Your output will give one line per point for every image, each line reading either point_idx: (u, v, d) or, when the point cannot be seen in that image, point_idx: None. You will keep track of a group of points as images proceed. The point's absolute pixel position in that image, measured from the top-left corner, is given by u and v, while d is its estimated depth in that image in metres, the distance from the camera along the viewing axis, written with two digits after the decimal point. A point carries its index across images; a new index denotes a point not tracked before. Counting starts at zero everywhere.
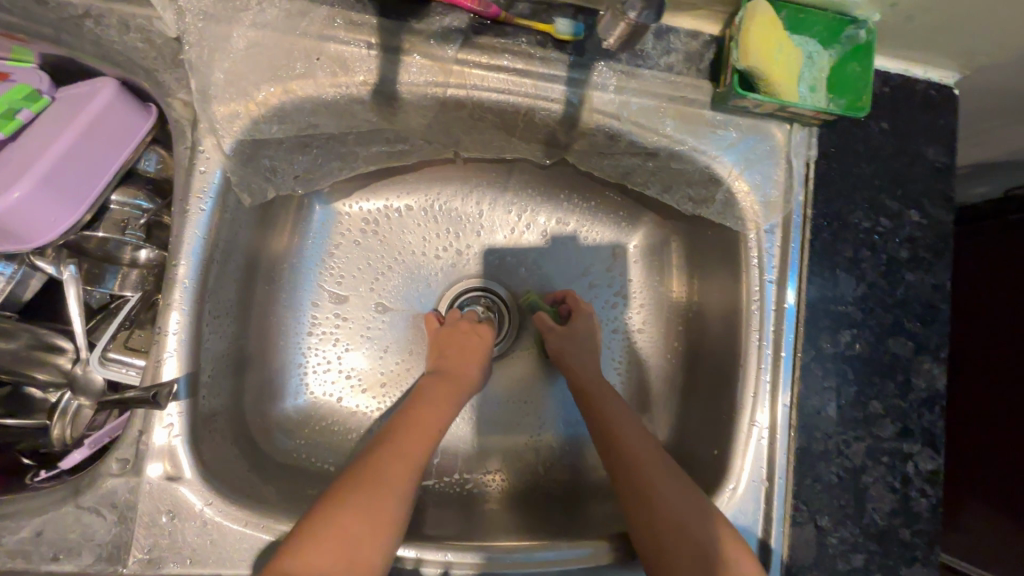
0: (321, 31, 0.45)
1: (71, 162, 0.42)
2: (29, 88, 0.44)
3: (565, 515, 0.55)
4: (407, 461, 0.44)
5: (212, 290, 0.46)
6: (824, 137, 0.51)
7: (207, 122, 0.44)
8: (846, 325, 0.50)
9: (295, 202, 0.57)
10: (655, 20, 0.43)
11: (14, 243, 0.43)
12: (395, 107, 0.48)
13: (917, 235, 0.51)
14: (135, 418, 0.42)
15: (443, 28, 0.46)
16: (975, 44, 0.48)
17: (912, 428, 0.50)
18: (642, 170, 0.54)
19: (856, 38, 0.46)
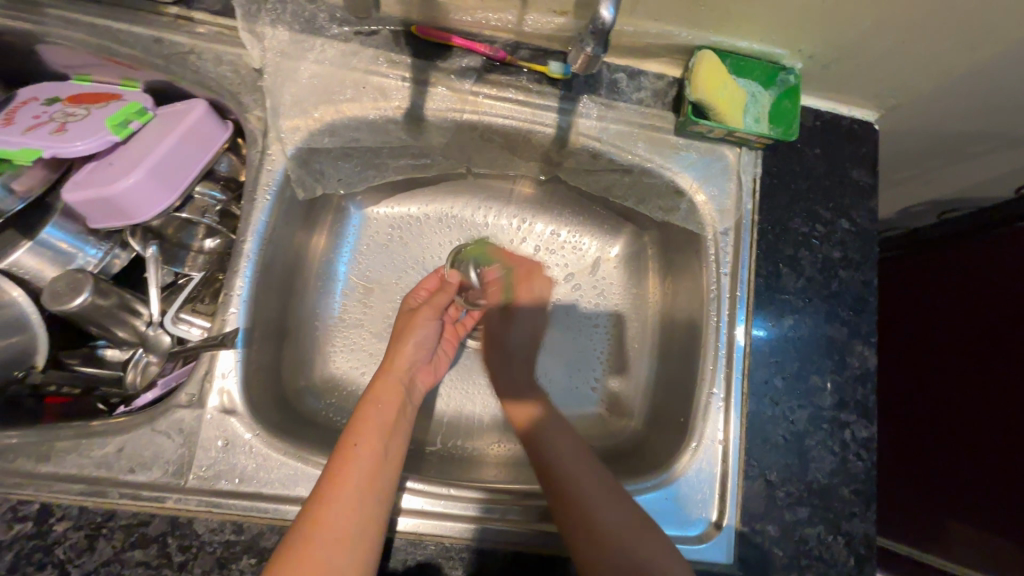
0: (368, 67, 0.58)
1: (170, 158, 0.54)
2: (139, 105, 0.57)
3: None
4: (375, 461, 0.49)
5: (267, 265, 0.57)
6: (767, 159, 0.63)
7: (275, 133, 0.57)
8: (789, 311, 0.60)
9: (336, 205, 0.69)
10: (603, 50, 0.45)
11: (122, 220, 0.54)
12: (422, 127, 0.60)
13: (848, 240, 0.62)
14: (202, 362, 0.52)
15: (461, 67, 0.59)
16: (882, 88, 0.61)
17: (848, 400, 0.59)
18: (620, 185, 0.65)
19: (787, 82, 0.59)
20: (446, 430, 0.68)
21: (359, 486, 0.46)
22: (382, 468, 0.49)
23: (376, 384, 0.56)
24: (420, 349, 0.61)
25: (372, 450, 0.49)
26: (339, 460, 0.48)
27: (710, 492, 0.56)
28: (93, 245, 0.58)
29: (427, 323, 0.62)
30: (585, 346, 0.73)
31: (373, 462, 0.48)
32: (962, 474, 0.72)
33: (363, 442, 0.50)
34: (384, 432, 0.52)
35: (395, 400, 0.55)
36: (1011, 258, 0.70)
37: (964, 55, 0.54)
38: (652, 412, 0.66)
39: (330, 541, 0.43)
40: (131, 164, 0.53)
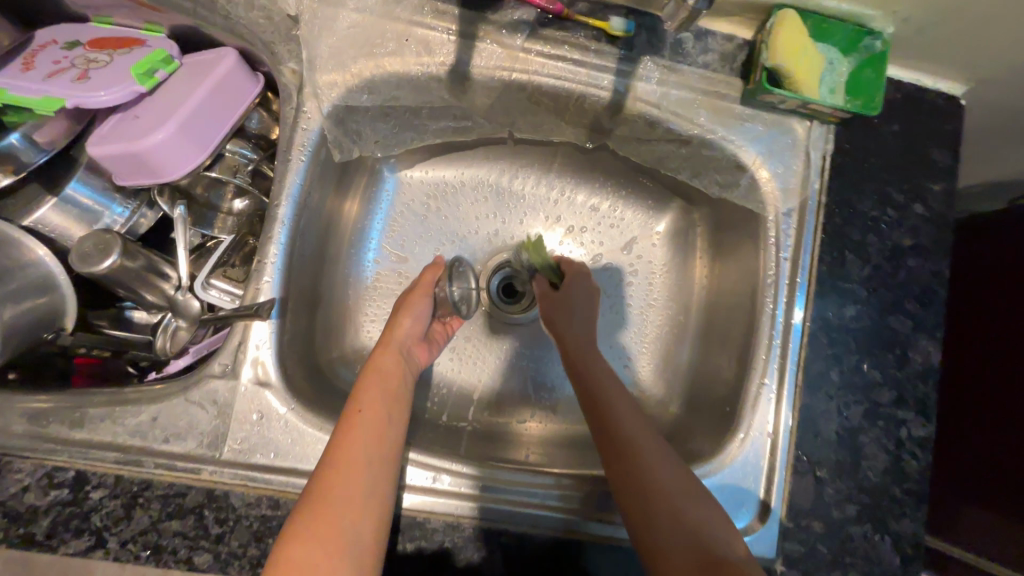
0: (412, 17, 0.53)
1: (200, 113, 0.50)
2: (164, 52, 0.53)
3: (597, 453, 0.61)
4: (380, 427, 0.47)
5: (302, 231, 0.54)
6: (839, 134, 0.58)
7: (310, 88, 0.53)
8: (852, 300, 0.56)
9: (370, 168, 0.65)
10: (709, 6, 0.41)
11: (150, 178, 0.51)
12: (466, 86, 0.56)
13: (920, 227, 0.58)
14: (236, 331, 0.50)
15: (513, 20, 0.53)
16: (977, 59, 0.55)
17: (907, 397, 0.56)
18: (675, 156, 0.60)
19: (873, 49, 0.53)
20: (476, 408, 0.67)
21: (366, 452, 0.45)
22: (388, 437, 0.47)
23: (374, 359, 0.54)
24: (416, 325, 0.58)
25: (377, 419, 0.47)
26: (346, 430, 0.46)
27: (754, 485, 0.54)
28: (120, 204, 0.56)
29: (420, 301, 0.59)
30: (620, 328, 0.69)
31: (377, 431, 0.46)
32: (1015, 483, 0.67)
33: (366, 408, 0.48)
34: (385, 401, 0.49)
35: (395, 371, 0.53)
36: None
37: None
38: (692, 398, 0.64)
39: (339, 514, 0.41)
40: (159, 117, 0.50)
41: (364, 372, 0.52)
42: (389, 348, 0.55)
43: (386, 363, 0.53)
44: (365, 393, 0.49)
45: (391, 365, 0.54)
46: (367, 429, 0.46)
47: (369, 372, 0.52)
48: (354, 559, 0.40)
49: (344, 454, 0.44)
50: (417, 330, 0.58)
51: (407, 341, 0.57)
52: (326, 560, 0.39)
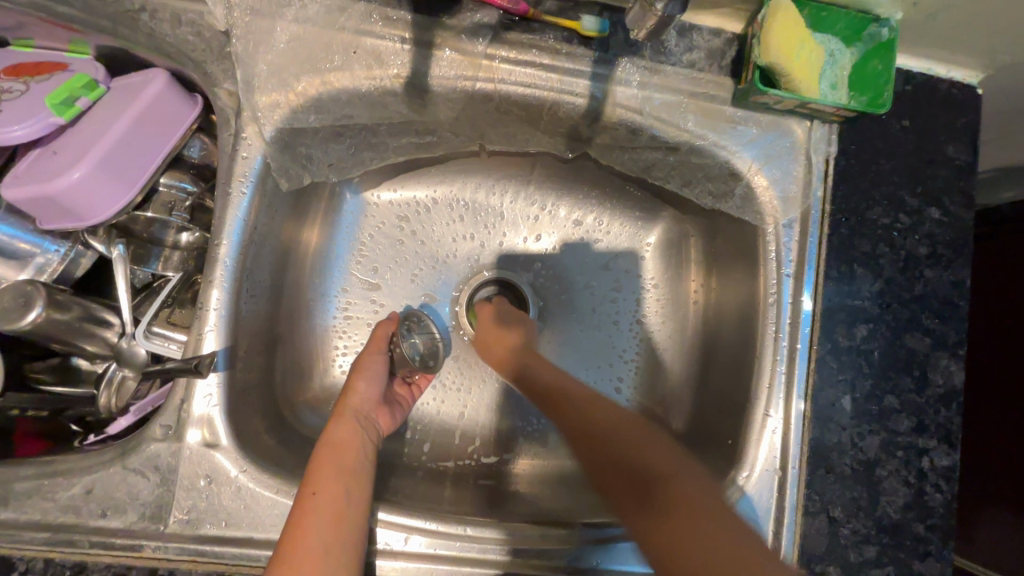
0: (358, 26, 0.47)
1: (125, 145, 0.45)
2: (87, 76, 0.48)
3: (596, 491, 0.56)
4: (339, 505, 0.43)
5: (251, 270, 0.49)
6: (843, 134, 0.52)
7: (250, 111, 0.47)
8: (862, 319, 0.51)
9: (330, 191, 0.60)
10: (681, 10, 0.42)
11: (73, 220, 0.46)
12: (426, 98, 0.50)
13: (936, 232, 0.52)
14: (178, 387, 0.45)
15: (473, 24, 0.48)
16: (994, 45, 0.49)
17: (927, 423, 0.50)
18: (662, 165, 0.55)
19: (879, 37, 0.47)
20: (458, 444, 0.62)
21: (322, 540, 0.41)
22: (347, 516, 0.43)
23: (330, 430, 0.49)
24: (373, 388, 0.54)
25: (334, 497, 0.43)
26: (296, 514, 0.42)
27: (763, 531, 0.48)
28: (53, 241, 0.50)
29: (375, 359, 0.55)
30: (609, 347, 0.64)
31: (335, 510, 0.42)
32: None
33: (321, 485, 0.43)
34: (343, 475, 0.45)
35: (352, 440, 0.48)
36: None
37: None
38: (692, 428, 0.58)
39: None
40: (77, 153, 0.44)
41: (320, 445, 0.48)
42: (344, 416, 0.51)
43: (343, 431, 0.49)
44: (319, 467, 0.45)
45: (348, 431, 0.49)
46: (323, 509, 0.42)
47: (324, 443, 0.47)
48: None
49: (299, 541, 0.41)
50: (376, 391, 0.54)
51: (363, 406, 0.53)
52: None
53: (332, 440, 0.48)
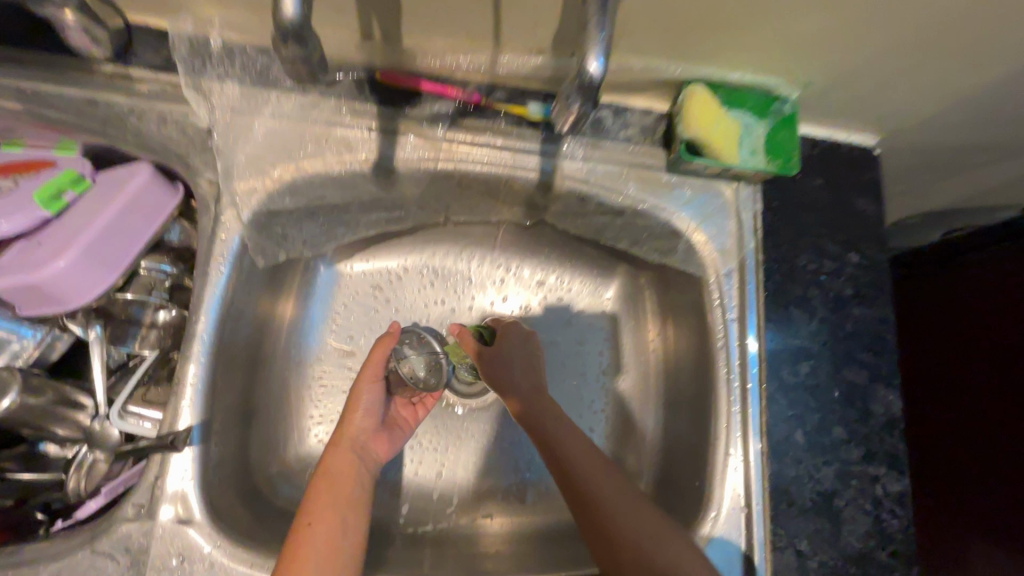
0: (330, 118, 0.53)
1: (110, 233, 0.48)
2: (76, 172, 0.51)
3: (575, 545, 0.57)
4: (333, 535, 0.46)
5: (227, 344, 0.51)
6: (768, 193, 0.58)
7: (229, 197, 0.51)
8: (804, 357, 0.55)
9: (306, 265, 0.63)
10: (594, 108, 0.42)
11: (53, 305, 0.48)
12: (393, 179, 0.55)
13: (858, 275, 0.58)
14: (152, 464, 0.46)
15: (432, 113, 0.54)
16: (880, 114, 0.57)
17: (875, 451, 0.54)
18: (612, 227, 0.60)
19: (782, 112, 0.55)
20: (436, 504, 0.62)
21: (317, 570, 0.43)
22: (340, 550, 0.46)
23: (324, 460, 0.52)
24: (368, 418, 0.56)
25: (330, 530, 0.46)
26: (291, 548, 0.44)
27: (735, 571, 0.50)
28: (29, 326, 0.51)
29: (369, 390, 0.57)
30: (578, 398, 0.67)
31: (330, 538, 0.46)
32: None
33: (319, 520, 0.47)
34: (338, 508, 0.48)
35: (346, 474, 0.51)
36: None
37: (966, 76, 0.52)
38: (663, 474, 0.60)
39: None
40: (62, 242, 0.47)
41: (314, 481, 0.50)
42: (340, 447, 0.54)
43: (338, 463, 0.52)
44: (314, 501, 0.48)
45: (343, 463, 0.52)
46: (320, 546, 0.45)
47: (319, 476, 0.50)
48: None
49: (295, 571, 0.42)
50: (372, 416, 0.57)
51: (360, 434, 0.55)
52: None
53: (327, 473, 0.51)
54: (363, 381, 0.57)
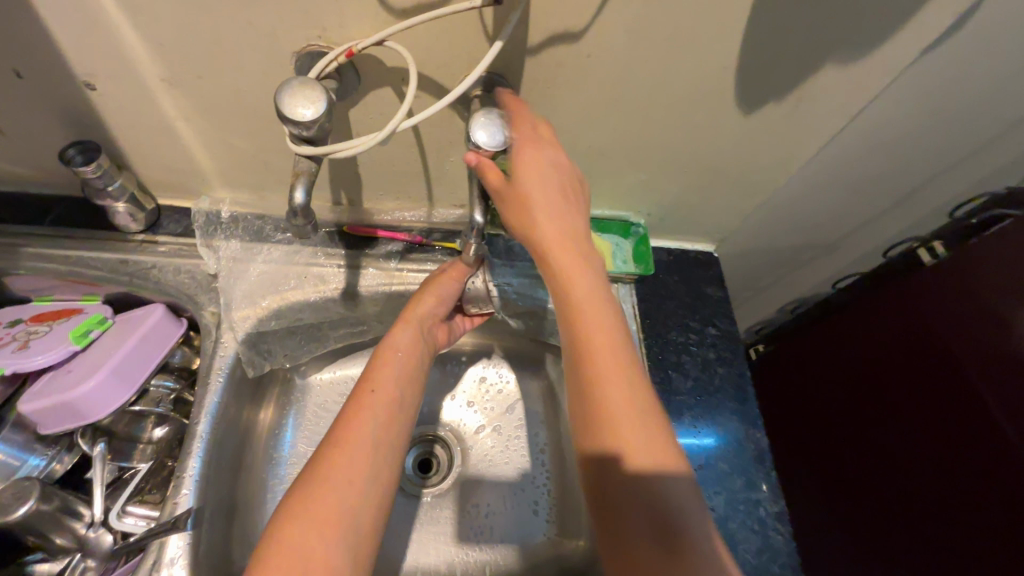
0: (308, 260, 0.70)
1: (130, 358, 0.61)
2: (101, 315, 0.65)
3: None
4: (388, 404, 0.57)
5: (219, 443, 0.62)
6: (640, 289, 0.79)
7: (227, 323, 0.66)
8: (686, 408, 0.71)
9: (283, 379, 0.76)
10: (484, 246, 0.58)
11: (75, 422, 0.58)
12: (357, 301, 0.72)
13: (717, 342, 0.77)
14: (150, 552, 0.54)
15: (387, 252, 0.73)
16: (706, 229, 0.82)
17: (755, 479, 0.68)
18: (530, 325, 0.79)
19: (638, 233, 0.78)
20: None
21: (374, 431, 0.54)
22: (395, 421, 0.56)
23: (393, 333, 0.63)
24: (436, 304, 0.66)
25: (386, 398, 0.57)
26: (355, 407, 0.55)
27: None
28: (37, 454, 0.60)
29: (443, 284, 0.67)
30: (524, 472, 0.79)
31: (386, 411, 0.56)
32: (915, 499, 0.82)
33: (379, 391, 0.57)
34: (396, 380, 0.59)
35: (409, 351, 0.62)
36: (915, 288, 0.83)
37: (750, 202, 0.77)
38: None
39: (344, 481, 0.49)
40: (92, 369, 0.59)
41: (380, 351, 0.61)
42: (409, 323, 0.64)
43: (404, 343, 0.62)
44: (374, 374, 0.59)
45: (408, 345, 0.63)
46: (377, 412, 0.55)
47: (383, 348, 0.62)
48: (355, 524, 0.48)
49: (352, 430, 0.53)
50: (438, 313, 0.67)
51: (427, 321, 0.66)
52: (332, 531, 0.46)
53: (394, 351, 0.61)
54: (438, 278, 0.67)
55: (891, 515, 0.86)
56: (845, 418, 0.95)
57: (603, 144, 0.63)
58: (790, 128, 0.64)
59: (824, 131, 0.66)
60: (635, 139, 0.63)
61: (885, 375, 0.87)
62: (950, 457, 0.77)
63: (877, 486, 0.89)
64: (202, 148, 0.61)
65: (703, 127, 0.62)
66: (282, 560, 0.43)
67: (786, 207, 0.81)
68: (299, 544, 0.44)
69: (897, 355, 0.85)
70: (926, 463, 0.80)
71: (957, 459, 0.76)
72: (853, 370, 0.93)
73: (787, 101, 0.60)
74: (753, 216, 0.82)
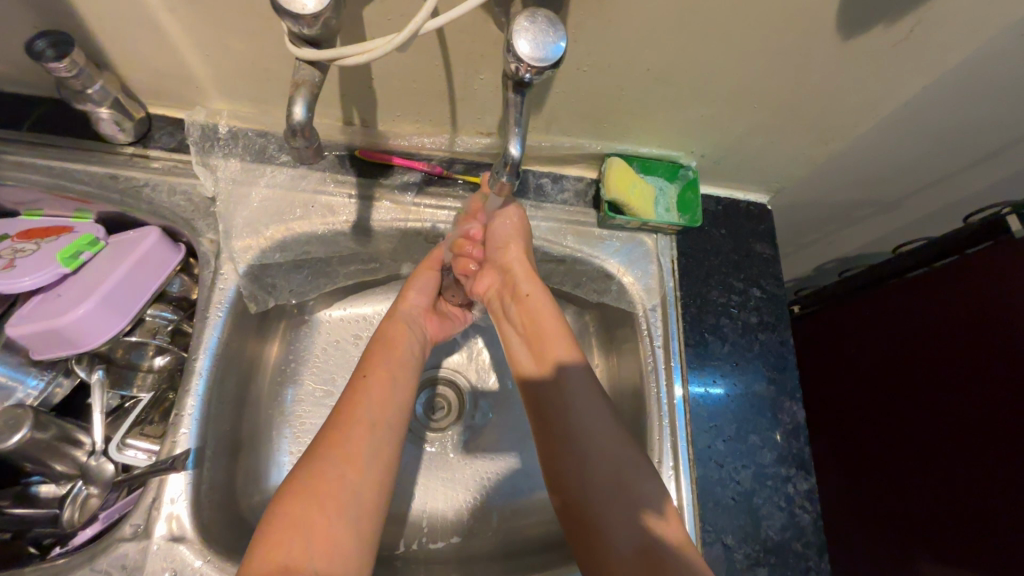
0: (316, 187, 0.63)
1: (123, 286, 0.56)
2: (91, 235, 0.59)
3: (539, 553, 0.63)
4: (388, 385, 0.57)
5: (220, 381, 0.58)
6: (681, 241, 0.71)
7: (227, 253, 0.60)
8: (720, 375, 0.65)
9: (290, 315, 0.71)
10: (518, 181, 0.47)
11: (68, 349, 0.55)
12: (369, 236, 0.65)
13: (760, 306, 0.69)
14: (150, 488, 0.51)
15: (403, 182, 0.65)
16: (762, 177, 0.72)
17: (786, 455, 0.63)
18: (556, 273, 0.73)
19: (687, 176, 0.69)
20: (411, 525, 0.70)
21: (370, 413, 0.54)
22: (392, 399, 0.56)
23: (385, 328, 0.63)
24: (419, 297, 0.67)
25: (383, 379, 0.57)
26: (352, 387, 0.56)
27: None
28: (34, 375, 0.57)
29: (425, 276, 0.67)
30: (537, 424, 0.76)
31: (383, 392, 0.56)
32: (949, 483, 0.79)
33: (371, 374, 0.57)
34: (390, 364, 0.59)
35: (401, 338, 0.62)
36: (1000, 260, 0.74)
37: (821, 148, 0.67)
38: None
39: (341, 460, 0.50)
40: (82, 294, 0.55)
41: (375, 341, 0.62)
42: (396, 317, 0.65)
43: (392, 334, 0.62)
44: (371, 357, 0.59)
45: (397, 336, 0.62)
46: (373, 392, 0.56)
47: (378, 338, 0.62)
48: (356, 503, 0.49)
49: (352, 412, 0.53)
50: (424, 303, 0.67)
51: (412, 312, 0.66)
52: (332, 508, 0.47)
53: (386, 340, 0.62)
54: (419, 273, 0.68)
55: (919, 493, 0.83)
56: (888, 393, 0.89)
57: (662, 67, 0.53)
58: (893, 59, 0.53)
59: (933, 66, 0.54)
60: (702, 63, 0.53)
61: (946, 353, 0.80)
62: (1003, 446, 0.72)
63: (906, 465, 0.85)
64: (192, 49, 0.52)
65: (787, 51, 0.51)
66: (287, 536, 0.45)
67: (863, 154, 0.70)
68: (304, 521, 0.46)
69: (964, 331, 0.78)
70: (975, 448, 0.75)
71: (1011, 447, 0.71)
72: (909, 343, 0.86)
73: (899, 22, 0.48)
74: (819, 164, 0.71)
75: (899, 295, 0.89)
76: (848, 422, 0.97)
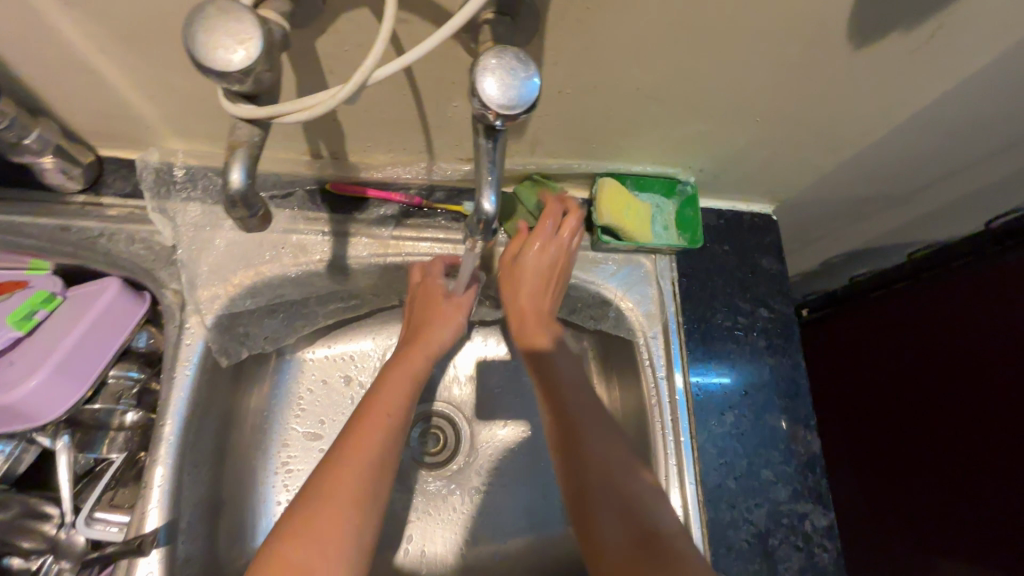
0: (285, 226, 0.59)
1: (79, 350, 0.52)
2: (44, 292, 0.54)
3: None
4: (390, 418, 0.52)
5: (192, 443, 0.54)
6: (682, 261, 0.66)
7: (193, 305, 0.56)
8: (728, 406, 0.61)
9: (268, 358, 0.67)
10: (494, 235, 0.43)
11: (24, 422, 0.51)
12: (347, 275, 0.61)
13: (769, 327, 0.65)
14: (119, 570, 0.48)
15: (379, 216, 0.60)
16: (766, 187, 0.67)
17: (802, 489, 0.59)
18: None
19: (686, 192, 0.64)
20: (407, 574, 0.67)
21: (373, 448, 0.50)
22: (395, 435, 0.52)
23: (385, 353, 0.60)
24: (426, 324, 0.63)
25: (386, 411, 0.53)
26: (356, 418, 0.52)
27: None
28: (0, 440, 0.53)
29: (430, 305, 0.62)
30: (536, 459, 0.72)
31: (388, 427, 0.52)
32: (974, 497, 0.75)
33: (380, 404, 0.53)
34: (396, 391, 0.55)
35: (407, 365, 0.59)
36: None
37: (829, 156, 0.62)
38: None
39: (339, 499, 0.45)
40: (34, 362, 0.51)
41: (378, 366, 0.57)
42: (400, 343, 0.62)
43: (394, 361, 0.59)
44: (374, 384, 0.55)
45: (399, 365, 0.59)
46: (377, 425, 0.51)
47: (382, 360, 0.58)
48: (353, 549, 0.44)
49: (352, 445, 0.49)
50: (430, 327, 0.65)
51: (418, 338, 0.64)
52: None
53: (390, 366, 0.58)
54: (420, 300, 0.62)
55: (942, 504, 0.79)
56: (904, 401, 0.85)
57: (653, 86, 0.48)
58: (910, 66, 0.48)
59: (957, 70, 0.49)
60: (699, 79, 0.48)
61: (970, 361, 0.76)
62: None
63: (926, 476, 0.81)
64: (136, 90, 0.48)
65: (790, 65, 0.46)
66: None
67: (876, 159, 0.65)
68: None
69: (988, 339, 0.73)
70: (1002, 461, 0.71)
71: None
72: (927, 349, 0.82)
73: (915, 30, 0.43)
74: (828, 172, 0.66)
75: (915, 298, 0.84)
76: (861, 431, 0.93)
